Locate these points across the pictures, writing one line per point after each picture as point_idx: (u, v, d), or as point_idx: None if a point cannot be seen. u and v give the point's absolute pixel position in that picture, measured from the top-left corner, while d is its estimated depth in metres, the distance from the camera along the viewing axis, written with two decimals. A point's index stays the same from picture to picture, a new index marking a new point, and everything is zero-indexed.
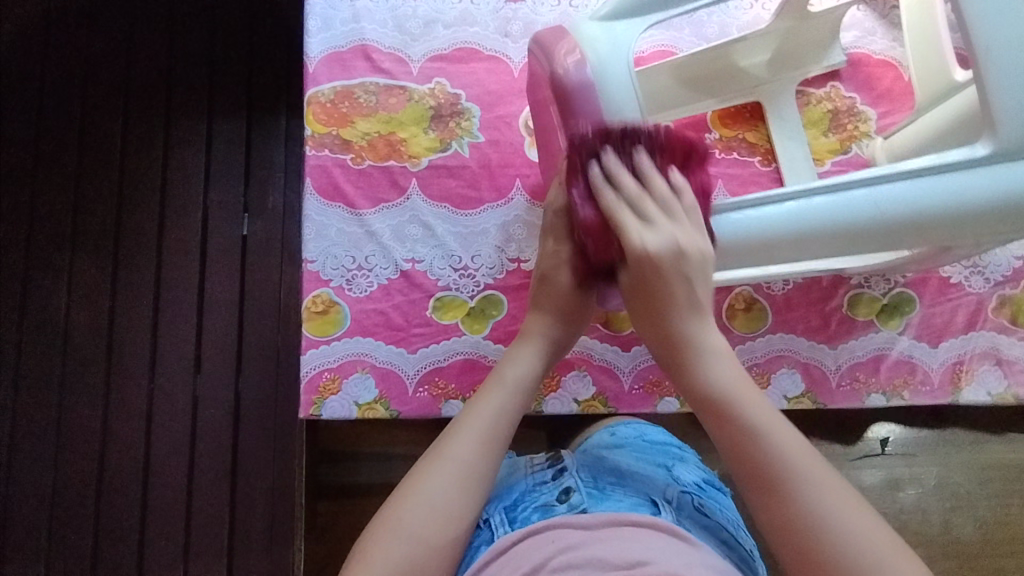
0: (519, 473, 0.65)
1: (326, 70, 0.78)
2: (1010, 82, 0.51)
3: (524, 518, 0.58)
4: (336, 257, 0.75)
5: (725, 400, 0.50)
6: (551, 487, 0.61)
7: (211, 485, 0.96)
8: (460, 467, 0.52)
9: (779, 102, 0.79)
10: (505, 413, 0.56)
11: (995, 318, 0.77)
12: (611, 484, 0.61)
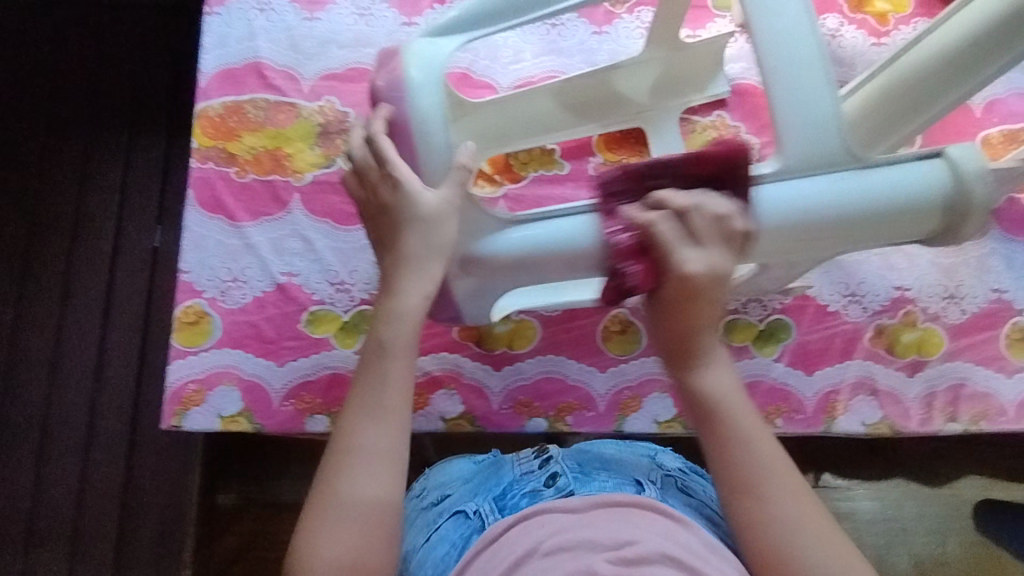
0: (508, 465, 0.70)
1: (217, 85, 0.80)
2: (794, 102, 0.54)
3: (513, 505, 0.63)
4: (212, 268, 0.75)
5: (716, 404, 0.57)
6: (538, 474, 0.67)
7: (103, 497, 0.95)
8: (372, 456, 0.53)
9: (660, 126, 0.80)
10: (395, 380, 0.55)
11: (872, 347, 0.78)
12: (596, 468, 0.66)
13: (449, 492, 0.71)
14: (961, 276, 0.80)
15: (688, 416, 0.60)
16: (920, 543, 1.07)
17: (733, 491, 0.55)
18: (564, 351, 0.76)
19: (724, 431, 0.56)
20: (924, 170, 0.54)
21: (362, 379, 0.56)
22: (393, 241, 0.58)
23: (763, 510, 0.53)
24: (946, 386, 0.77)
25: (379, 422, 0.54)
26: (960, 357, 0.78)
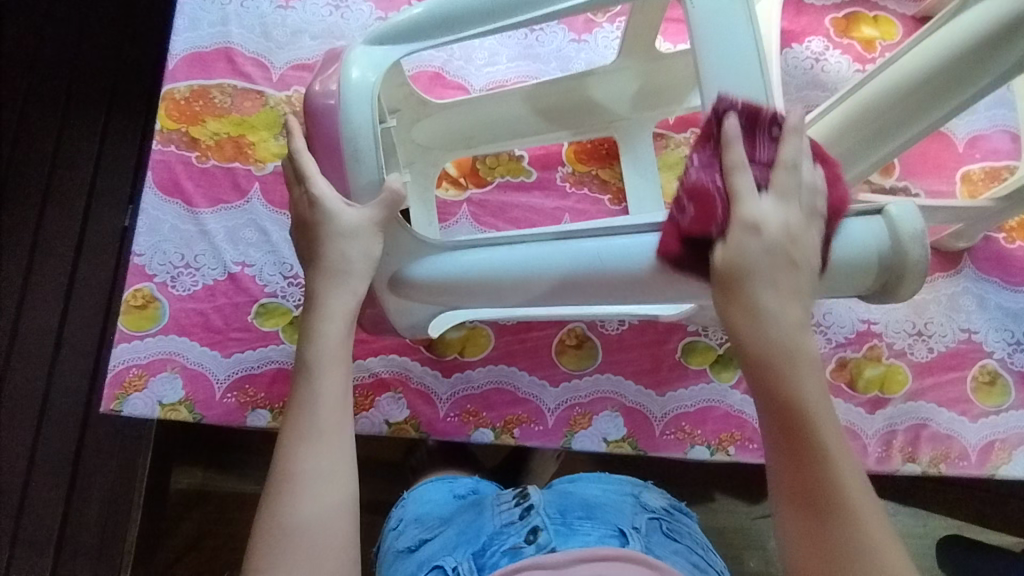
0: (487, 512, 0.68)
1: (185, 68, 0.79)
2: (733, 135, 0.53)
3: (493, 564, 0.60)
4: (164, 253, 0.74)
5: (796, 365, 0.44)
6: (518, 528, 0.63)
7: (50, 477, 0.94)
8: (316, 478, 0.49)
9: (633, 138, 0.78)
10: (336, 393, 0.52)
11: (832, 379, 0.76)
12: (580, 518, 0.64)
13: (425, 538, 0.70)
14: (930, 313, 0.78)
15: (748, 373, 0.46)
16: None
17: (788, 453, 0.43)
18: (517, 362, 0.74)
19: (800, 395, 0.44)
20: (859, 226, 0.52)
21: (301, 396, 0.52)
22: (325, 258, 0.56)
23: (805, 482, 0.42)
24: (907, 425, 0.75)
25: (320, 441, 0.50)
26: (924, 397, 0.76)
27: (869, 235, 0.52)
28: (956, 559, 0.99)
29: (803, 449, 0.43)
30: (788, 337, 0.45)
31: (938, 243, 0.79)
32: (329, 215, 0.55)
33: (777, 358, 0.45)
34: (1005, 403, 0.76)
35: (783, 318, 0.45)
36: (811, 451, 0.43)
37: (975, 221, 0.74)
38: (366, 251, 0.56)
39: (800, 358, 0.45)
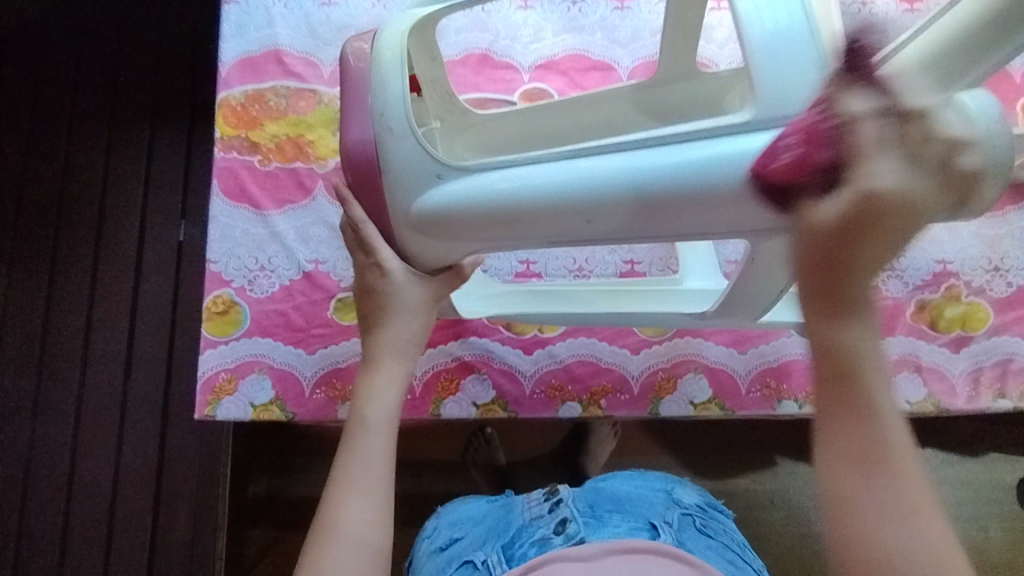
0: (518, 509, 0.72)
1: (237, 74, 0.79)
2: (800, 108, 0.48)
3: (522, 555, 0.64)
4: (238, 258, 0.75)
5: (857, 371, 0.37)
6: (548, 521, 0.67)
7: (135, 492, 0.96)
8: (355, 536, 0.49)
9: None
10: (384, 452, 0.53)
11: (913, 322, 0.76)
12: (609, 511, 0.68)
13: (459, 535, 0.73)
14: (1006, 247, 0.77)
15: (819, 389, 0.39)
16: (960, 528, 1.04)
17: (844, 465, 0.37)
18: (595, 333, 0.75)
19: (865, 406, 0.37)
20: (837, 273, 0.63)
21: (310, 562, 0.48)
22: (353, 412, 0.55)
23: (866, 505, 0.37)
24: (994, 361, 0.75)
25: (367, 499, 0.51)
26: (1007, 332, 0.75)
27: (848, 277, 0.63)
28: None
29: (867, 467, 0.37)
30: (862, 348, 0.37)
31: None
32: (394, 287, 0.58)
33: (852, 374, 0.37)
34: None
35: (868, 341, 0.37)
36: (873, 471, 0.37)
37: None
38: (393, 398, 0.56)
39: (879, 376, 0.38)
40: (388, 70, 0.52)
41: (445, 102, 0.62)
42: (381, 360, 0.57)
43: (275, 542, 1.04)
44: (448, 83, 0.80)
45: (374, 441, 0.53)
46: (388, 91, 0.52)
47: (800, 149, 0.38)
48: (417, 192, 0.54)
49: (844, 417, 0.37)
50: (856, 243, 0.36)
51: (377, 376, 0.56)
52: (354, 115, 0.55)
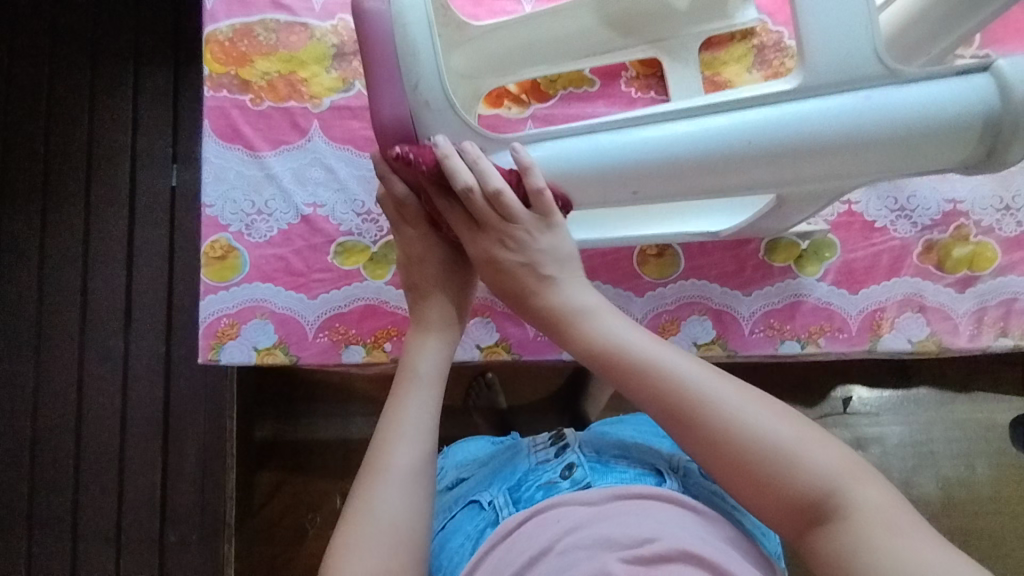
0: (524, 453, 0.74)
1: (223, 6, 0.75)
2: (821, 20, 0.46)
3: (529, 497, 0.66)
4: (234, 202, 0.73)
5: (603, 354, 0.51)
6: (554, 466, 0.69)
7: (143, 437, 0.97)
8: (407, 477, 0.51)
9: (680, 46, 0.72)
10: (433, 406, 0.55)
11: (920, 263, 0.75)
12: (615, 458, 0.69)
13: (466, 476, 0.75)
14: (1017, 185, 0.75)
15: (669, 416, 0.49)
16: (948, 466, 1.07)
17: (679, 428, 0.48)
18: (600, 276, 0.74)
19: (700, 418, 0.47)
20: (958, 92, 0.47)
21: (366, 497, 0.50)
22: (403, 367, 0.57)
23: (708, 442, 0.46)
24: (999, 301, 0.74)
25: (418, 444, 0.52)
26: (1013, 272, 0.74)
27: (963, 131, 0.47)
28: None
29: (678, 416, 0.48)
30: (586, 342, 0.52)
31: None
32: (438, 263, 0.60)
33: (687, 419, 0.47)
34: None
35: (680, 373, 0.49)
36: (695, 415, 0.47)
37: None
38: (442, 357, 0.57)
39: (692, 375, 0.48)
40: (414, 16, 0.51)
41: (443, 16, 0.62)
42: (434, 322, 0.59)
43: (282, 484, 1.06)
44: (455, 9, 0.76)
45: (426, 393, 0.55)
46: (416, 37, 0.51)
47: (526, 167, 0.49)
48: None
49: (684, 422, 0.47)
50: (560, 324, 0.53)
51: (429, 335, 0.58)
52: (376, 64, 0.52)
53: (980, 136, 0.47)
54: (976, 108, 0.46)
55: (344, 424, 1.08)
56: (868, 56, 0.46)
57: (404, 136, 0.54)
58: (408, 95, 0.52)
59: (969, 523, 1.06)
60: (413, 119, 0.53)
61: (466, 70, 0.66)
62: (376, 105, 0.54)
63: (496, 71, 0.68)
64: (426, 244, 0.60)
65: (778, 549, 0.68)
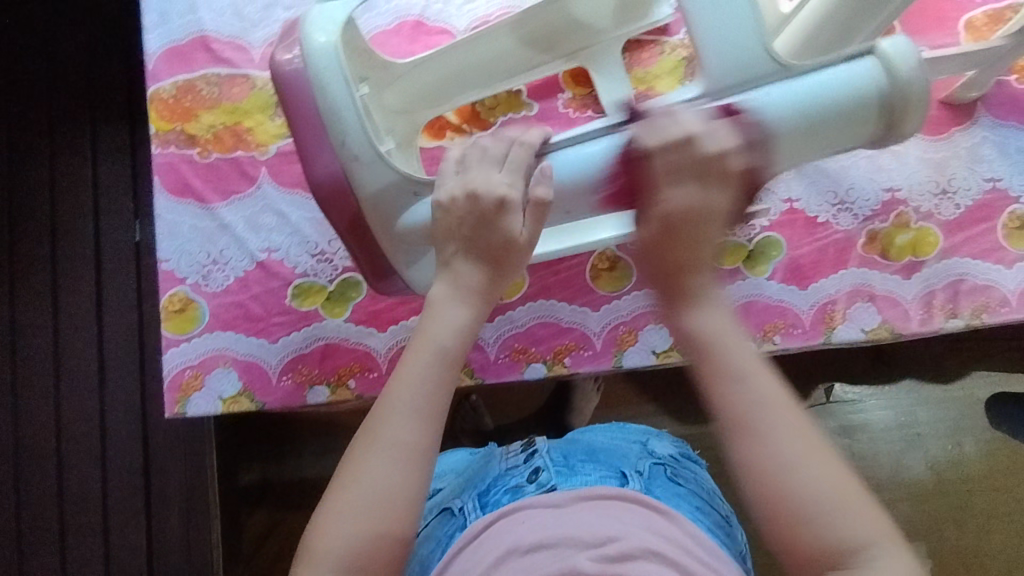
0: (496, 461, 0.73)
1: (166, 65, 0.77)
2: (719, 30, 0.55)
3: (496, 502, 0.65)
4: (190, 254, 0.75)
5: (716, 345, 0.50)
6: (522, 470, 0.69)
7: (126, 492, 0.97)
8: (396, 451, 0.48)
9: (603, 59, 0.74)
10: (437, 383, 0.51)
11: (865, 253, 0.77)
12: (581, 462, 0.70)
13: (442, 485, 0.74)
14: (952, 169, 0.78)
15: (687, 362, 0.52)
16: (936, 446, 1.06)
17: (733, 433, 0.47)
18: (555, 294, 0.76)
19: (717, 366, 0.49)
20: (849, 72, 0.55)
21: (353, 465, 0.49)
22: (420, 331, 0.53)
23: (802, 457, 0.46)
24: (945, 283, 0.76)
25: (415, 419, 0.49)
26: (956, 254, 0.76)
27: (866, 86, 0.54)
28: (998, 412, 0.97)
29: (751, 426, 0.47)
30: (711, 328, 0.50)
31: (949, 97, 0.78)
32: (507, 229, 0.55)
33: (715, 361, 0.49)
34: None
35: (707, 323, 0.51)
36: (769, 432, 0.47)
37: (988, 65, 0.72)
38: (461, 328, 0.53)
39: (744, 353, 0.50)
40: (329, 76, 0.55)
41: (366, 59, 0.66)
42: (480, 291, 0.54)
43: (271, 531, 1.03)
44: (383, 54, 0.78)
45: (432, 364, 0.51)
46: (336, 98, 0.54)
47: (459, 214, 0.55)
48: (400, 211, 0.58)
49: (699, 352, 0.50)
50: (670, 246, 0.52)
51: (458, 301, 0.54)
52: (301, 126, 0.57)
53: (878, 116, 0.56)
54: (871, 89, 0.55)
55: (331, 461, 1.05)
56: (761, 55, 0.55)
57: (339, 191, 0.58)
58: (337, 151, 0.56)
59: (962, 500, 1.05)
60: (346, 175, 0.57)
61: (400, 107, 0.70)
62: (311, 168, 0.58)
63: (430, 103, 0.72)
64: (496, 207, 0.54)
65: (741, 551, 0.69)
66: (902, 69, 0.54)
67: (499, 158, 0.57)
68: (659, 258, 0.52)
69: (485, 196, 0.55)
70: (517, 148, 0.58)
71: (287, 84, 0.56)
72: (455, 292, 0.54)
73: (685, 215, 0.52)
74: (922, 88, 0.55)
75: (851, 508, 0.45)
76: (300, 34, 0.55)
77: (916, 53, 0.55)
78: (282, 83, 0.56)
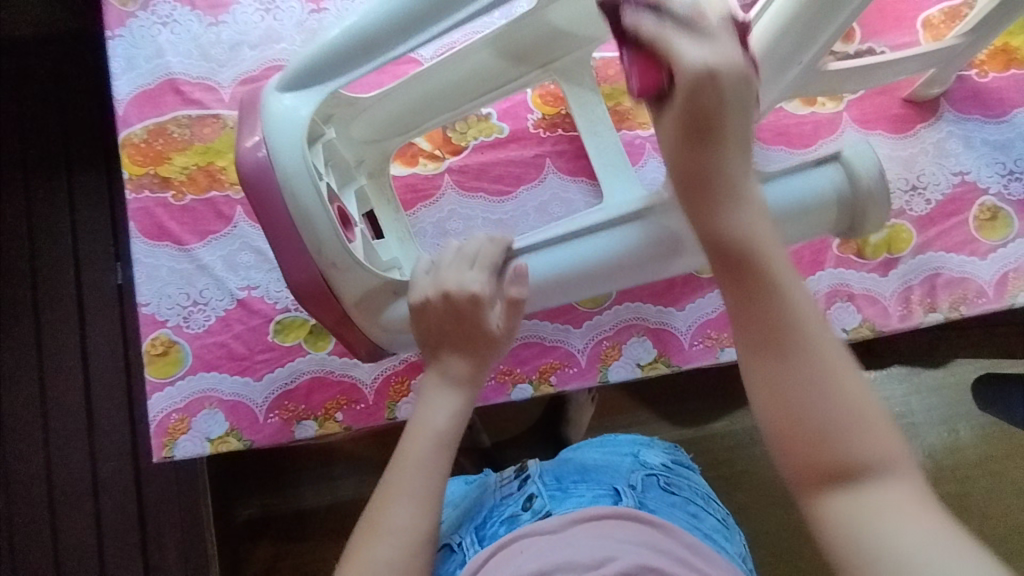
0: (490, 490, 0.69)
1: (135, 110, 0.78)
2: None
3: (493, 534, 0.62)
4: (169, 297, 0.75)
5: (749, 248, 0.41)
6: (516, 498, 0.65)
7: (121, 537, 0.96)
8: (399, 537, 0.50)
9: (575, 74, 0.73)
10: (435, 465, 0.53)
11: (841, 253, 0.77)
12: (574, 483, 0.66)
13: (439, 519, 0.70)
14: (921, 166, 0.79)
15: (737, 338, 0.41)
16: (932, 433, 1.02)
17: (783, 438, 0.40)
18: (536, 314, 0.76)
19: (799, 358, 0.39)
20: (817, 176, 0.59)
21: (355, 556, 0.50)
22: (412, 420, 0.56)
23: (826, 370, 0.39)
24: (921, 278, 0.77)
25: (415, 504, 0.51)
26: (930, 248, 0.77)
27: (829, 185, 0.59)
28: (989, 393, 0.91)
29: (805, 407, 0.39)
30: (741, 229, 0.41)
31: (912, 95, 0.79)
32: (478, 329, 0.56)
33: (784, 348, 0.39)
34: (1010, 233, 0.77)
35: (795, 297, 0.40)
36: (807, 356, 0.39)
37: (947, 63, 0.74)
38: (453, 413, 0.55)
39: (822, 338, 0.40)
40: (297, 170, 0.53)
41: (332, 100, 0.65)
42: (466, 380, 0.56)
43: (275, 561, 1.03)
44: (352, 89, 0.80)
45: (430, 451, 0.53)
46: (305, 199, 0.54)
47: (446, 313, 0.56)
48: (384, 307, 0.60)
49: (773, 334, 0.40)
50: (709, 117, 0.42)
51: (448, 389, 0.56)
52: (270, 223, 0.55)
53: (839, 216, 0.60)
54: (836, 194, 0.59)
55: (332, 486, 1.04)
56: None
57: (315, 288, 0.57)
58: (314, 256, 0.55)
59: (963, 487, 1.01)
60: (325, 279, 0.56)
61: (368, 138, 0.71)
62: (285, 268, 0.56)
63: (398, 131, 0.71)
64: (474, 303, 0.55)
65: (741, 552, 0.67)
66: (865, 180, 0.58)
67: (470, 258, 0.57)
68: (694, 116, 0.42)
69: (459, 294, 0.55)
70: (484, 246, 0.58)
71: (249, 177, 0.54)
72: (442, 381, 0.56)
73: (710, 75, 0.41)
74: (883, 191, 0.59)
75: (911, 516, 0.37)
76: (263, 122, 0.54)
77: (877, 161, 0.59)
78: (244, 174, 0.54)
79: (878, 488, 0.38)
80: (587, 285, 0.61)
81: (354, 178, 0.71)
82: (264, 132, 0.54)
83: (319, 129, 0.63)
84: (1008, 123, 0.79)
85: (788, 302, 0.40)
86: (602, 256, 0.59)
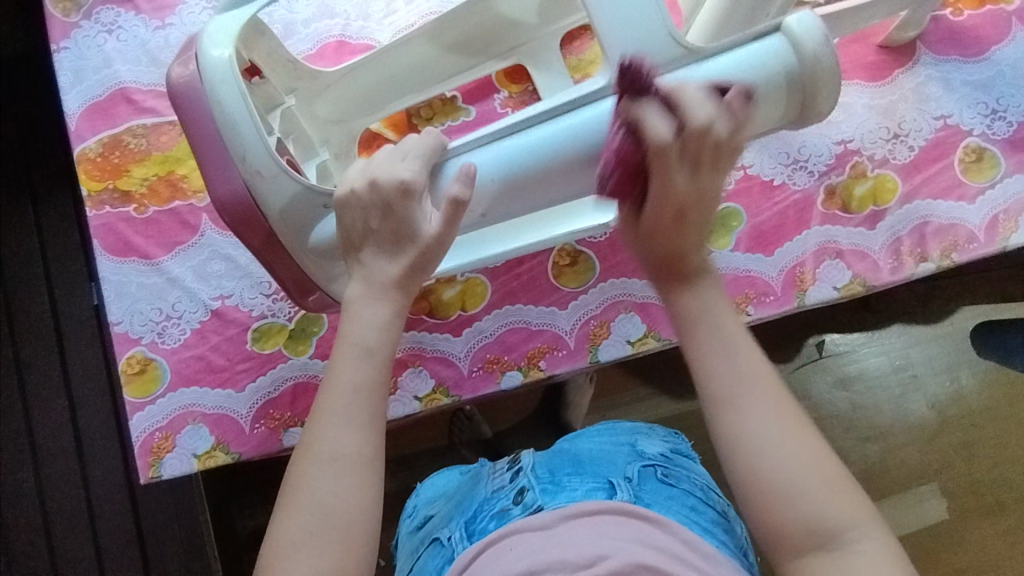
0: (483, 482, 0.67)
1: (88, 124, 0.75)
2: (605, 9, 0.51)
3: (482, 530, 0.59)
4: (142, 313, 0.72)
5: (703, 321, 0.48)
6: (507, 491, 0.62)
7: (121, 561, 0.94)
8: (337, 461, 0.47)
9: (541, 55, 0.72)
10: (367, 378, 0.49)
11: (826, 209, 0.76)
12: (569, 475, 0.63)
13: (432, 513, 0.69)
14: (901, 113, 0.76)
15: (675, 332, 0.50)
16: (934, 384, 1.01)
17: (718, 407, 0.45)
18: (520, 298, 0.74)
19: (712, 344, 0.47)
20: (761, 47, 0.53)
21: (295, 485, 0.46)
22: (341, 335, 0.51)
23: (781, 435, 0.44)
24: (910, 228, 0.75)
25: (350, 423, 0.47)
26: (918, 196, 0.75)
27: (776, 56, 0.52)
28: (989, 339, 0.90)
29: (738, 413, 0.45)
30: (694, 304, 0.49)
31: (887, 40, 0.77)
32: (408, 223, 0.52)
33: (697, 334, 0.48)
34: (998, 174, 0.75)
35: (702, 295, 0.49)
36: (765, 410, 0.45)
37: (919, 4, 0.71)
38: (384, 324, 0.51)
39: (721, 335, 0.47)
40: (225, 90, 0.52)
41: (291, 72, 0.63)
42: (392, 288, 0.52)
43: None
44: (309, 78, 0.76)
45: (362, 368, 0.49)
46: (232, 114, 0.53)
47: (377, 210, 0.52)
48: (312, 223, 0.56)
49: (684, 325, 0.48)
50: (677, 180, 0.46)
51: (376, 294, 0.52)
52: (199, 139, 0.55)
53: (790, 95, 0.54)
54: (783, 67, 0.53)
55: None
56: (664, 38, 0.51)
57: (244, 208, 0.56)
58: (238, 166, 0.54)
59: (969, 436, 1.00)
60: (250, 191, 0.55)
61: (333, 116, 0.68)
62: (212, 186, 0.56)
63: (363, 109, 0.69)
64: (404, 192, 0.51)
65: (743, 545, 0.64)
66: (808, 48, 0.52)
67: (404, 152, 0.54)
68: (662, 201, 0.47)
69: (389, 182, 0.51)
70: (418, 141, 0.54)
71: (181, 94, 0.54)
72: (369, 288, 0.52)
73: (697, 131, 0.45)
74: (831, 62, 0.53)
75: (844, 511, 0.42)
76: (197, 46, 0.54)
77: (822, 28, 0.53)
78: (177, 92, 0.55)
79: (813, 479, 0.43)
80: (529, 189, 0.56)
81: (317, 153, 0.67)
82: (195, 56, 0.54)
83: (276, 95, 0.62)
84: (987, 62, 0.77)
85: (691, 299, 0.49)
86: (547, 154, 0.54)
